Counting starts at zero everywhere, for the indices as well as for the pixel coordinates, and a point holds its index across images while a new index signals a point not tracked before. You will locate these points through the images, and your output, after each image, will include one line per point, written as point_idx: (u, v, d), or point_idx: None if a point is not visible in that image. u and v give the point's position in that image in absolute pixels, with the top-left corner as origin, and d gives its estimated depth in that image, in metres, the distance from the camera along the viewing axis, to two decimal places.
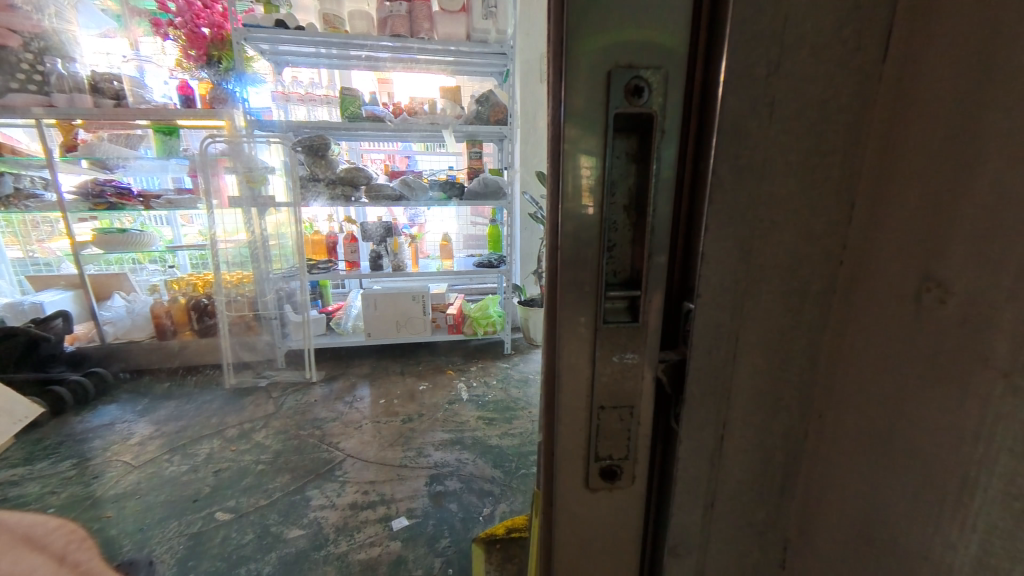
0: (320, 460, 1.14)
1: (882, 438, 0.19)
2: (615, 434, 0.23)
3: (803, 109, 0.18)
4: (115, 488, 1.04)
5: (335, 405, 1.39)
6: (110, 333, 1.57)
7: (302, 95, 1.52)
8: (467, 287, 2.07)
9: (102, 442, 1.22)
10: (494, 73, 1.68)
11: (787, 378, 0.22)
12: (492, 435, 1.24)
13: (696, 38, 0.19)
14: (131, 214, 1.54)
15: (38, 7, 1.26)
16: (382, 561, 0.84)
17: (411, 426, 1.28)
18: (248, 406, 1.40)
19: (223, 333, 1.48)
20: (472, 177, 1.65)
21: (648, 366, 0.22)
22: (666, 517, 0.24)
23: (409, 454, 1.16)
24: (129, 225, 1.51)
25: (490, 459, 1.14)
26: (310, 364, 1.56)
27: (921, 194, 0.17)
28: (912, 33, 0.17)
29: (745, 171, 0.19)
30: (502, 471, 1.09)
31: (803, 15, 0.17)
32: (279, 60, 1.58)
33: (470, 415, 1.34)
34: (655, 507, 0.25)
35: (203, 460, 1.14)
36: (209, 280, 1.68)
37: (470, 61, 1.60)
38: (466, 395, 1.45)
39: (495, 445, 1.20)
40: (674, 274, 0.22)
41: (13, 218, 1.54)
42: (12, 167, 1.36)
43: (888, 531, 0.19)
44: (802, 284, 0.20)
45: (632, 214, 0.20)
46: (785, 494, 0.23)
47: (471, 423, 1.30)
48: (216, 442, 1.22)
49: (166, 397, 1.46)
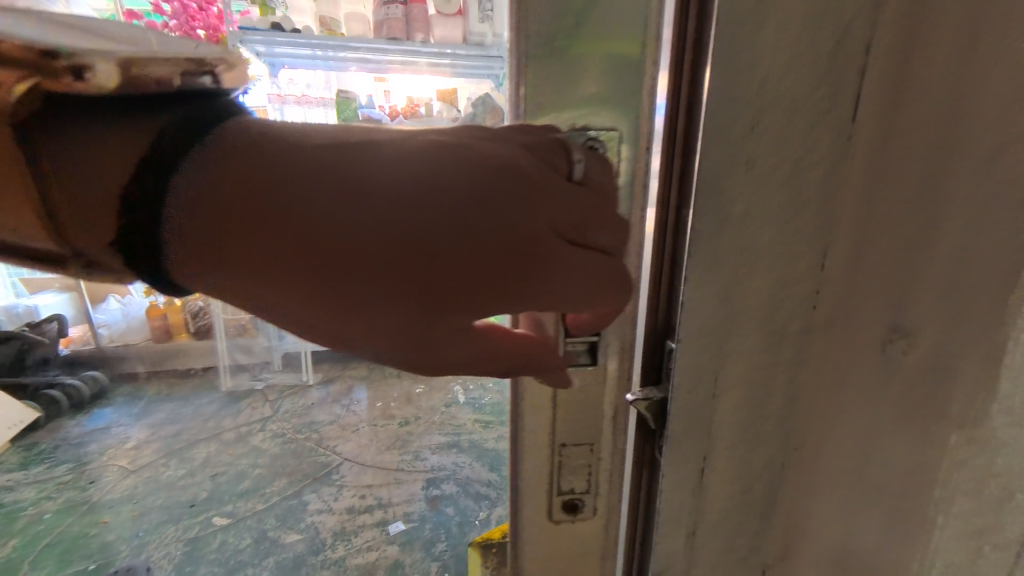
0: (317, 464, 1.14)
1: (856, 474, 0.20)
2: (576, 460, 0.36)
3: (778, 164, 0.19)
4: (112, 493, 1.07)
5: (332, 408, 1.40)
6: (106, 335, 1.62)
7: (299, 98, 1.59)
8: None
9: (98, 446, 1.23)
10: (491, 77, 1.70)
11: (767, 412, 0.22)
12: (489, 438, 1.25)
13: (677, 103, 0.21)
14: None
15: None
16: (380, 564, 0.88)
17: (408, 429, 1.29)
18: (245, 408, 1.41)
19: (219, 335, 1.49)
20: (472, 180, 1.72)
21: (602, 405, 0.35)
22: (650, 543, 0.26)
23: (406, 457, 1.17)
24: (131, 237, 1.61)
25: (487, 462, 1.15)
26: (307, 367, 1.56)
27: (890, 249, 0.18)
28: (886, 90, 0.18)
29: (724, 222, 0.20)
30: (499, 475, 1.10)
31: (777, 74, 0.18)
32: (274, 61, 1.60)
33: (467, 419, 1.35)
34: (642, 529, 0.27)
35: (200, 464, 1.15)
36: None
37: (467, 66, 1.63)
38: (463, 398, 1.46)
39: (492, 448, 1.21)
40: (659, 316, 0.24)
41: None
42: None
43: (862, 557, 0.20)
44: (779, 325, 0.21)
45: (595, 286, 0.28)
46: (766, 522, 0.24)
47: (468, 426, 1.31)
48: (213, 446, 1.22)
49: (162, 400, 1.46)
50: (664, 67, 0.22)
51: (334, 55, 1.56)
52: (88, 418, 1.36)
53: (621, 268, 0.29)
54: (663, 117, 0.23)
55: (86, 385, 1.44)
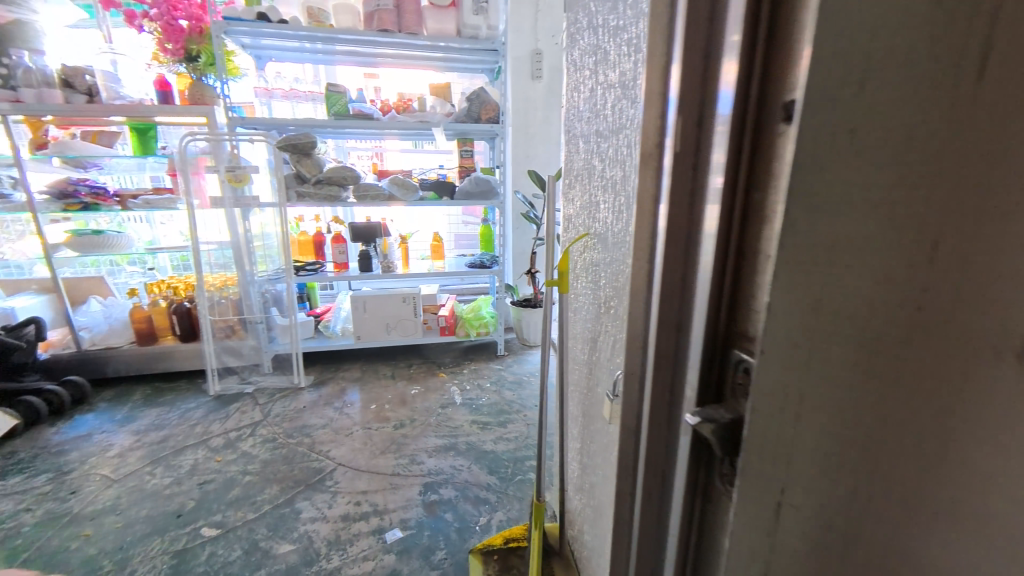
0: (311, 470, 1.48)
1: (946, 434, 0.27)
2: None
3: (886, 139, 0.23)
4: (89, 505, 1.32)
5: (326, 412, 1.86)
6: (87, 339, 2.12)
7: (286, 92, 2.16)
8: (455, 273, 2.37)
9: (79, 456, 1.54)
10: (484, 70, 2.40)
11: (861, 419, 0.27)
12: (487, 441, 1.64)
13: (752, 84, 0.26)
14: (108, 217, 2.30)
15: (11, 29, 1.93)
16: (377, 571, 1.09)
17: (402, 433, 1.70)
18: (235, 414, 1.86)
19: (208, 338, 2.03)
20: (464, 174, 2.40)
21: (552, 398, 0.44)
22: (709, 519, 0.33)
23: (402, 461, 1.53)
24: (107, 225, 2.29)
25: (485, 465, 1.50)
26: (299, 371, 2.11)
27: (965, 297, 0.25)
28: (1004, 67, 0.22)
29: (816, 206, 0.23)
30: (497, 478, 1.44)
31: (893, 30, 0.21)
32: (258, 31, 1.92)
33: (465, 420, 1.79)
34: (701, 509, 0.34)
35: (186, 472, 1.48)
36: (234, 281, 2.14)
37: (459, 55, 2.24)
38: (460, 399, 1.96)
39: (490, 450, 1.59)
40: (720, 319, 0.30)
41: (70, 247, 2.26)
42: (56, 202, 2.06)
43: (941, 512, 0.29)
44: (872, 338, 0.26)
45: (690, 228, 0.32)
46: (847, 540, 0.29)
47: (466, 428, 1.73)
48: (201, 454, 1.58)
49: (142, 410, 1.90)
50: (729, 61, 0.27)
51: (322, 41, 2.06)
52: (64, 425, 1.72)
53: (666, 231, 0.33)
54: (728, 104, 0.28)
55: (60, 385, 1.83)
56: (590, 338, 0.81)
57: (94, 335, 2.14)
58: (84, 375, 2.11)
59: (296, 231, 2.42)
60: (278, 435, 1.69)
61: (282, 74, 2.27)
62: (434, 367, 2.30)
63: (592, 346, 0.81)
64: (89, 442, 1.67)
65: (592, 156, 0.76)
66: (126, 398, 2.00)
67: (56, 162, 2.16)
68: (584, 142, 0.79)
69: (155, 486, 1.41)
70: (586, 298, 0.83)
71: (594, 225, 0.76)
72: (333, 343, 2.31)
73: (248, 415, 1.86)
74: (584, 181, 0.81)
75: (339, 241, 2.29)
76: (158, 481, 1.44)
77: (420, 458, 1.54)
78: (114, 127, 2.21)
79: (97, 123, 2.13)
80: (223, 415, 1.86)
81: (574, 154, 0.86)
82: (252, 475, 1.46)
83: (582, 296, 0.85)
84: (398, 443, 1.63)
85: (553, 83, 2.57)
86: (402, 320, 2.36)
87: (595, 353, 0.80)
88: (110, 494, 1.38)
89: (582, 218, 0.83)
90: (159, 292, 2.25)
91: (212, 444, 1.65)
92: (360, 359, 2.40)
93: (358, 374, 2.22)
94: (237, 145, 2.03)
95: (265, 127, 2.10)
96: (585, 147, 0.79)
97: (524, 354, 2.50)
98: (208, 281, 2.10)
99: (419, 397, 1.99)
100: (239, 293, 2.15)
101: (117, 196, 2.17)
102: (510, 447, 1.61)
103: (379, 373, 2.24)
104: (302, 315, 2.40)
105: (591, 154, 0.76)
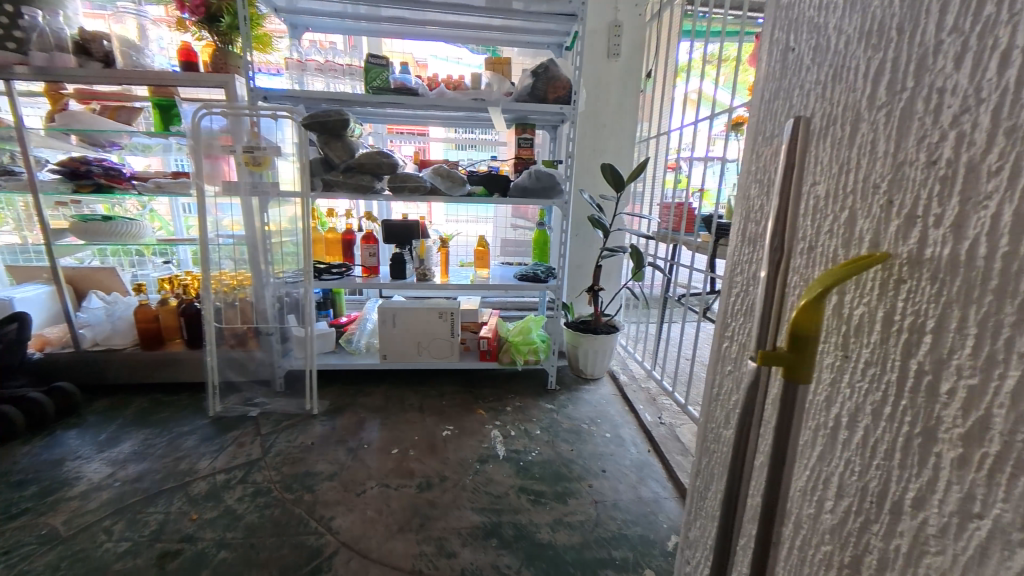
0: (307, 550, 1.09)
1: None
2: None
3: None
4: None
5: (338, 454, 1.48)
6: (87, 338, 1.87)
7: (320, 65, 1.83)
8: (503, 286, 1.94)
9: (42, 492, 1.27)
10: (553, 45, 2.03)
11: None
12: (542, 527, 1.20)
13: None
14: (138, 204, 2.15)
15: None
16: None
17: (428, 497, 1.29)
18: (231, 446, 1.52)
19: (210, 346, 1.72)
20: (522, 167, 1.98)
21: None
22: None
23: (427, 548, 1.11)
24: (137, 212, 2.14)
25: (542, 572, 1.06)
26: (312, 396, 1.76)
27: None
28: None
29: None
30: None
31: None
32: None
33: (511, 487, 1.35)
34: None
35: (152, 531, 1.14)
36: (244, 280, 1.82)
37: (525, 22, 1.82)
38: (504, 452, 1.52)
39: (547, 543, 1.14)
40: None
41: (108, 250, 2.17)
42: (68, 186, 1.85)
43: None
44: None
45: None
46: None
47: (513, 498, 1.30)
48: (179, 503, 1.24)
49: (128, 431, 1.60)
50: None
51: (367, 7, 1.74)
52: (45, 445, 1.49)
53: None
54: None
55: (51, 399, 1.61)
56: (870, 493, 0.33)
57: (95, 334, 1.88)
58: (77, 379, 1.85)
59: (324, 227, 2.09)
60: (273, 486, 1.32)
61: (318, 44, 1.96)
62: (472, 400, 1.89)
63: (873, 511, 0.33)
64: (57, 471, 1.37)
65: (944, 41, 0.28)
66: (117, 413, 1.70)
67: (74, 138, 1.95)
68: (883, 18, 0.32)
69: (104, 555, 1.06)
70: (848, 398, 0.35)
71: (925, 224, 0.29)
72: (356, 362, 1.95)
73: (244, 450, 1.49)
74: (865, 114, 0.33)
75: (370, 241, 1.92)
76: (111, 547, 1.09)
77: (451, 548, 1.11)
78: (136, 104, 1.97)
79: (117, 96, 1.89)
80: (216, 447, 1.51)
81: (805, 65, 0.38)
82: (228, 552, 1.09)
83: (830, 391, 0.36)
84: (422, 517, 1.21)
85: (634, 64, 2.12)
86: (437, 339, 1.96)
87: (897, 543, 0.32)
88: (46, 563, 1.04)
89: (844, 207, 0.35)
90: (169, 289, 1.97)
91: (192, 490, 1.29)
92: (385, 382, 2.01)
93: (380, 403, 1.83)
94: (260, 121, 1.72)
95: (294, 101, 1.81)
96: (893, 28, 0.31)
97: (580, 390, 2.03)
98: (217, 279, 1.77)
99: (452, 443, 1.56)
100: (253, 296, 1.84)
101: (134, 178, 1.93)
102: (575, 540, 1.16)
103: (405, 403, 1.84)
104: (324, 325, 2.07)
105: (939, 37, 0.28)
